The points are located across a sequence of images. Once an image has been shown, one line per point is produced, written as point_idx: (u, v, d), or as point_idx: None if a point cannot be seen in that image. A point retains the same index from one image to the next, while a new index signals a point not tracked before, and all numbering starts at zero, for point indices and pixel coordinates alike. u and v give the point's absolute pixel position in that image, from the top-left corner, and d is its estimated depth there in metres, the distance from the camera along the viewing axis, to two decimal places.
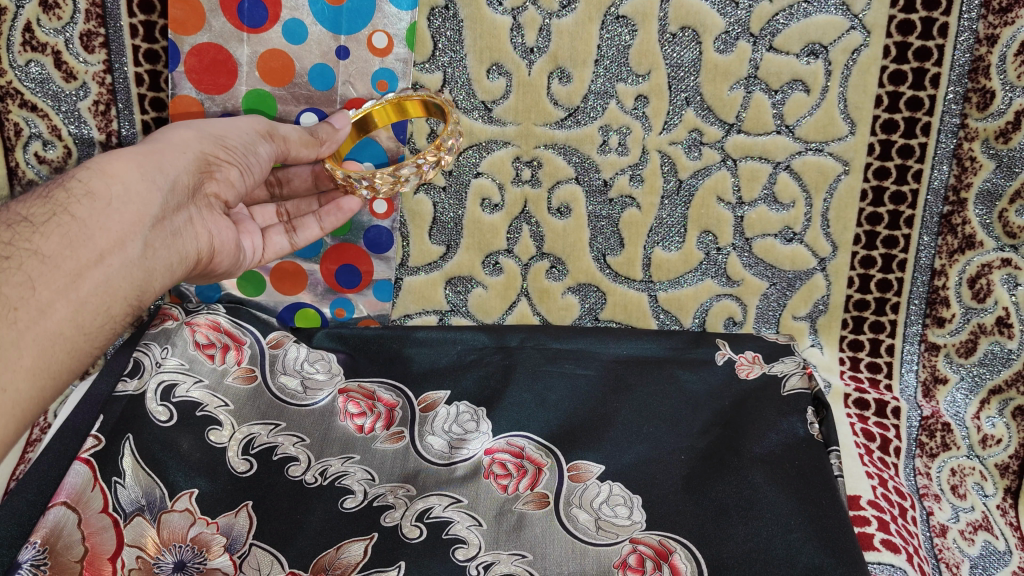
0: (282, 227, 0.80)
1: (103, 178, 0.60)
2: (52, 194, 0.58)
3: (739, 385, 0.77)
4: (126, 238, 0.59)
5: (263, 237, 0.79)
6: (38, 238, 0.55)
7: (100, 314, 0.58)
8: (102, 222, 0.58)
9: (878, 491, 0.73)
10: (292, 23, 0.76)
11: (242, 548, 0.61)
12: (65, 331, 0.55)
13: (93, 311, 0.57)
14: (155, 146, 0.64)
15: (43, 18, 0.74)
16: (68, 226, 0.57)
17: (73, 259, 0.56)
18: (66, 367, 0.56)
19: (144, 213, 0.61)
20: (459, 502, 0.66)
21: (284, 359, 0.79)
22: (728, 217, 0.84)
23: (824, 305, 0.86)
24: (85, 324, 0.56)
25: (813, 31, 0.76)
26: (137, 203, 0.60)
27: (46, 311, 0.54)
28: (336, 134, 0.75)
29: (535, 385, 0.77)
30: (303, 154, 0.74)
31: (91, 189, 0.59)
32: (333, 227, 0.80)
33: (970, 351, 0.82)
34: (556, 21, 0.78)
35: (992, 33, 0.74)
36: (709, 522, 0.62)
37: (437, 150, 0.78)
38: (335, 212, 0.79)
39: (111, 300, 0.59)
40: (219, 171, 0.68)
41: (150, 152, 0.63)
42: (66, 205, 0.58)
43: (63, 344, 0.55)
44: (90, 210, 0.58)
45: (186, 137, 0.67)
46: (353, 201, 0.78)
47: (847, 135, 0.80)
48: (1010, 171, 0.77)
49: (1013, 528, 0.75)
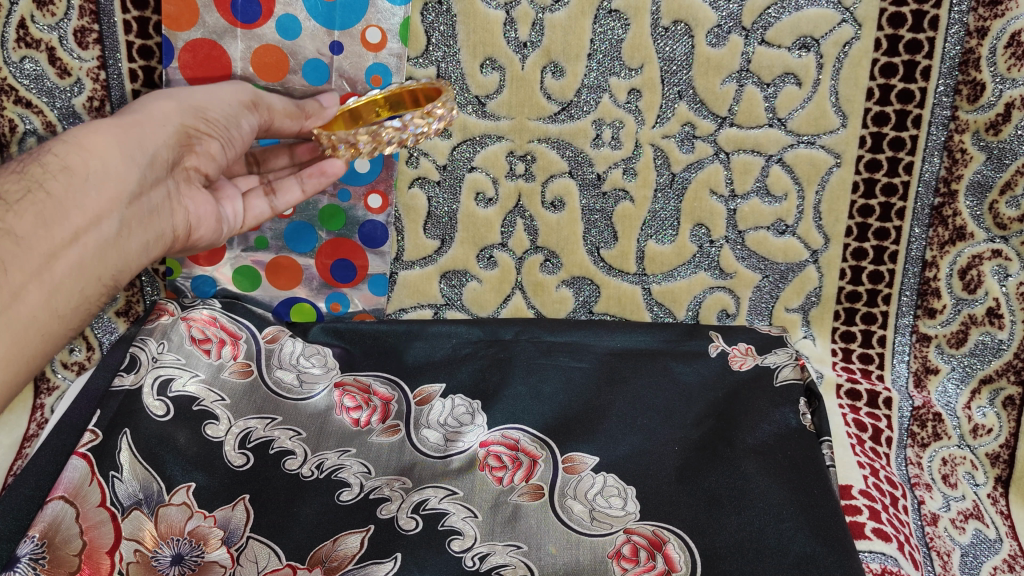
0: (261, 190, 0.77)
1: (79, 153, 0.61)
2: (28, 168, 0.60)
3: (733, 376, 0.78)
4: (102, 217, 0.61)
5: (243, 202, 0.76)
6: (12, 216, 0.57)
7: (75, 296, 0.62)
8: (78, 200, 0.60)
9: (869, 480, 0.73)
10: (286, 18, 0.76)
11: (239, 541, 0.61)
12: (38, 315, 0.58)
13: (66, 292, 0.60)
14: (134, 118, 0.64)
15: (37, 15, 0.75)
16: (43, 204, 0.59)
17: (48, 238, 0.59)
18: (42, 350, 0.60)
19: (122, 191, 0.62)
20: (454, 494, 0.66)
21: (280, 355, 0.79)
22: (721, 210, 0.84)
23: (816, 297, 0.86)
24: (58, 307, 0.60)
25: (804, 24, 0.77)
26: (113, 180, 0.61)
27: (19, 295, 0.56)
28: (323, 110, 0.74)
29: (529, 378, 0.77)
30: (287, 126, 0.74)
31: (67, 164, 0.61)
32: (316, 190, 0.76)
33: (960, 341, 0.82)
34: (548, 16, 0.78)
35: (982, 25, 0.75)
36: (702, 513, 0.63)
37: (426, 116, 0.71)
38: (318, 176, 0.75)
39: (83, 280, 0.62)
40: (200, 144, 0.68)
41: (129, 125, 0.63)
42: (41, 181, 0.60)
43: (38, 327, 0.58)
44: (65, 187, 0.60)
45: (167, 108, 0.66)
46: (335, 163, 0.73)
47: (838, 128, 0.80)
48: (1000, 163, 0.77)
49: (1004, 516, 0.75)
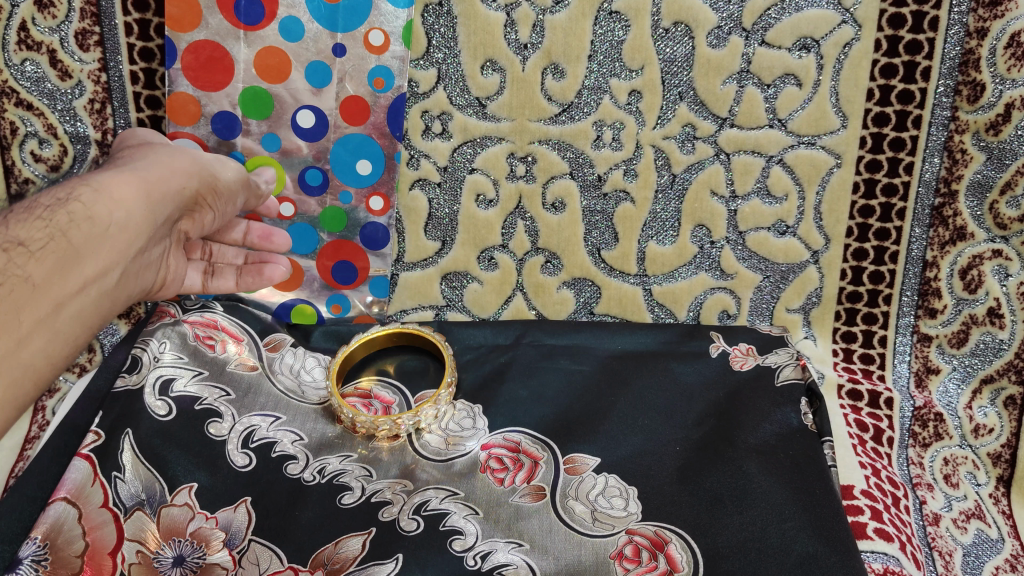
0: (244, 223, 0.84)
1: (106, 204, 0.63)
2: (53, 216, 0.60)
3: (734, 376, 0.78)
4: (109, 268, 0.63)
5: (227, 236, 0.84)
6: (30, 264, 0.57)
7: (68, 344, 0.61)
8: (96, 247, 0.62)
9: (871, 480, 0.72)
10: (288, 21, 0.77)
11: (241, 544, 0.61)
12: (36, 363, 0.58)
13: (62, 339, 0.60)
14: (155, 172, 0.67)
15: (38, 17, 0.74)
16: (62, 251, 0.59)
17: (60, 287, 0.59)
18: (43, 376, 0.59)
19: (132, 245, 0.65)
20: (455, 494, 0.66)
21: (282, 362, 0.80)
22: (721, 211, 0.85)
23: (817, 297, 0.87)
24: (54, 353, 0.59)
25: (804, 25, 0.77)
26: (130, 233, 0.64)
27: (23, 342, 0.56)
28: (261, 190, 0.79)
29: (529, 381, 0.79)
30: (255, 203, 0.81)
31: (91, 214, 0.62)
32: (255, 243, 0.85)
33: (961, 342, 0.81)
34: (549, 17, 0.78)
35: (982, 26, 0.75)
36: (704, 513, 0.63)
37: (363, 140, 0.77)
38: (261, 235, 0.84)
39: (78, 329, 0.62)
40: (198, 213, 0.74)
41: (152, 181, 0.66)
42: (65, 230, 0.60)
43: (32, 372, 0.57)
44: (87, 237, 0.61)
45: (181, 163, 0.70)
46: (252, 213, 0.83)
47: (838, 129, 0.80)
48: (1000, 163, 0.76)
49: (1006, 516, 0.73)
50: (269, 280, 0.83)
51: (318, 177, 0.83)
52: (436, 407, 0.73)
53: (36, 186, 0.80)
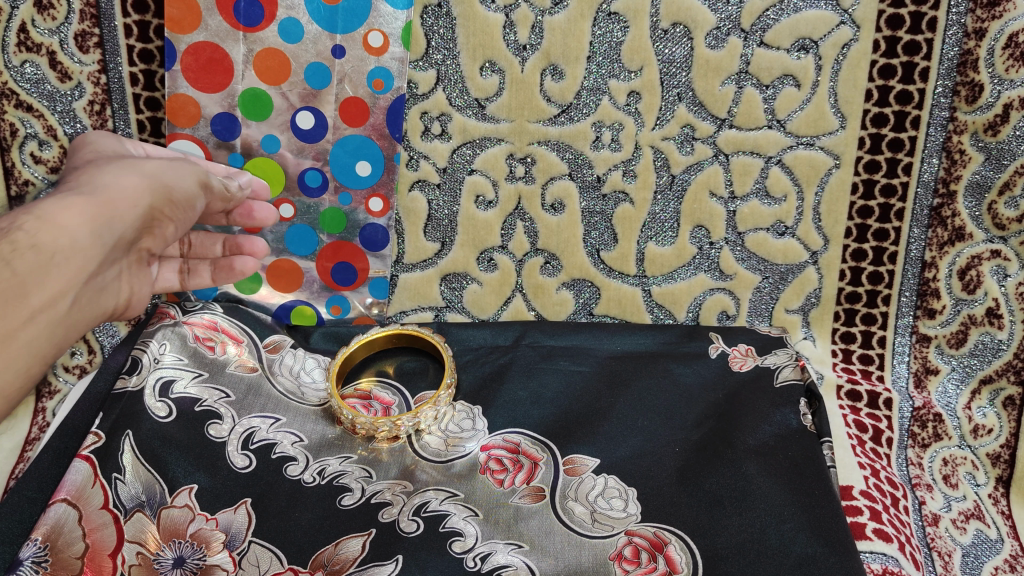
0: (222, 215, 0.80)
1: (48, 230, 0.58)
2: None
3: (733, 377, 0.78)
4: (58, 298, 0.60)
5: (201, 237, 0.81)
6: None
7: (25, 371, 0.60)
8: (41, 280, 0.58)
9: (870, 481, 0.72)
10: (288, 22, 0.77)
11: (241, 545, 0.61)
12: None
13: (17, 368, 0.59)
14: (104, 194, 0.62)
15: (37, 19, 0.74)
16: (6, 284, 0.56)
17: (7, 318, 0.56)
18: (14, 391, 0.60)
19: (83, 271, 0.61)
20: (455, 496, 0.66)
21: (281, 364, 0.80)
22: (721, 212, 0.85)
23: (816, 297, 0.87)
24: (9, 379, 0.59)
25: (803, 26, 0.77)
26: (80, 258, 0.60)
27: None
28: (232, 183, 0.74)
29: (529, 382, 0.79)
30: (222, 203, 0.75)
31: (36, 242, 0.58)
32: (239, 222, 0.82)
33: (960, 342, 0.81)
34: (548, 19, 0.78)
35: (980, 27, 0.75)
36: (703, 514, 0.63)
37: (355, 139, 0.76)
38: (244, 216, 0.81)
39: (33, 357, 0.60)
40: (159, 227, 0.68)
41: (100, 202, 0.61)
42: (7, 260, 0.56)
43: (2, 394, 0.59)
44: (31, 266, 0.57)
45: (132, 182, 0.64)
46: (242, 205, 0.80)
47: (837, 130, 0.81)
48: (998, 163, 0.77)
49: (1006, 516, 0.73)
50: (241, 274, 0.82)
51: (318, 178, 0.83)
52: (436, 408, 0.73)
53: (36, 188, 0.79)
